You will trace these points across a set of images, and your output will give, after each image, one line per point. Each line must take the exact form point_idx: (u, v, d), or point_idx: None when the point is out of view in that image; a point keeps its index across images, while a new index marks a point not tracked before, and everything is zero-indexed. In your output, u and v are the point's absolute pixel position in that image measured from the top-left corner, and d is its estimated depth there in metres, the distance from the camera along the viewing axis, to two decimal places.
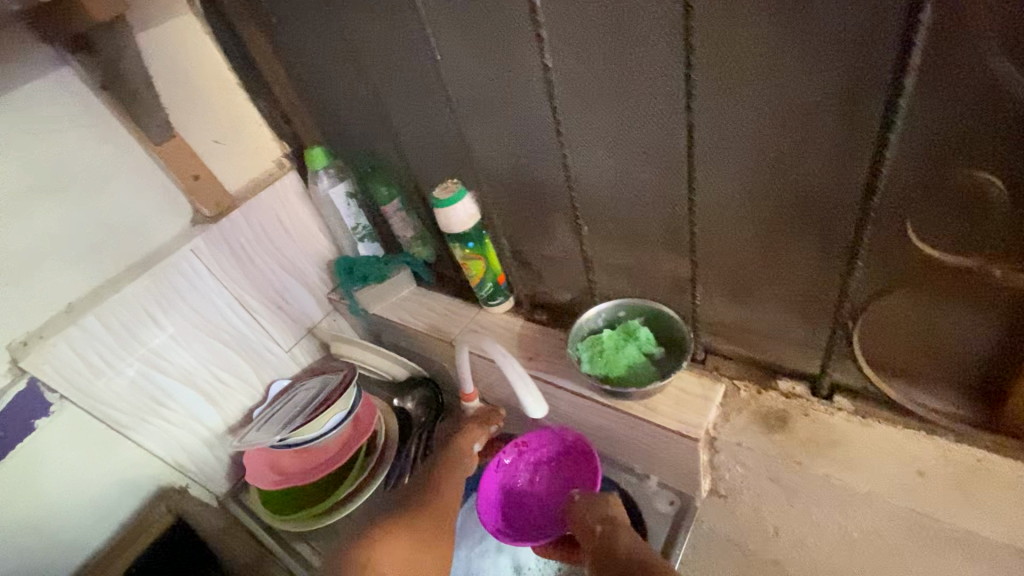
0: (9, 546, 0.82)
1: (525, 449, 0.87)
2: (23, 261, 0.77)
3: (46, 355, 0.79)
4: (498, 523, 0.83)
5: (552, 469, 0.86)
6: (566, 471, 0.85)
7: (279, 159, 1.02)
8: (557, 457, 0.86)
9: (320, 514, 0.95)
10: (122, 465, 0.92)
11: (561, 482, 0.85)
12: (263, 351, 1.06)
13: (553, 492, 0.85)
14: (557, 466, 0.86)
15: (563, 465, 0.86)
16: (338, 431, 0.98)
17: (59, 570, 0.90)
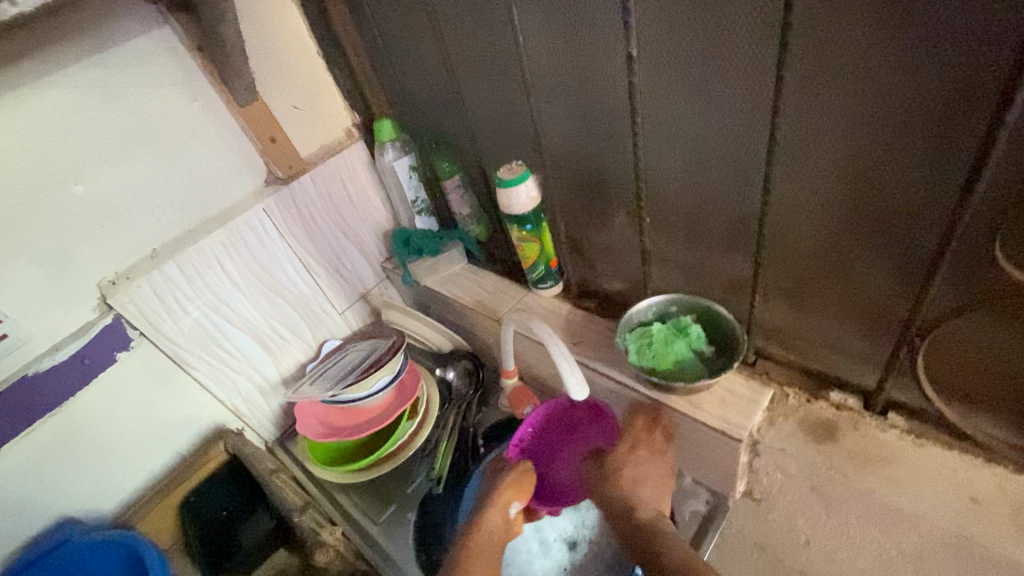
0: (84, 465, 0.91)
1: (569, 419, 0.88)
2: (117, 206, 0.83)
3: (131, 295, 0.86)
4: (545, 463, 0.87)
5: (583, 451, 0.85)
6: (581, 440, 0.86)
7: (349, 129, 1.06)
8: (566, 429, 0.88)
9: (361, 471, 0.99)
10: (186, 403, 0.99)
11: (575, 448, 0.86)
12: (319, 311, 1.12)
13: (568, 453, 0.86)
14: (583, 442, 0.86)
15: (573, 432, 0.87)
16: (383, 394, 1.03)
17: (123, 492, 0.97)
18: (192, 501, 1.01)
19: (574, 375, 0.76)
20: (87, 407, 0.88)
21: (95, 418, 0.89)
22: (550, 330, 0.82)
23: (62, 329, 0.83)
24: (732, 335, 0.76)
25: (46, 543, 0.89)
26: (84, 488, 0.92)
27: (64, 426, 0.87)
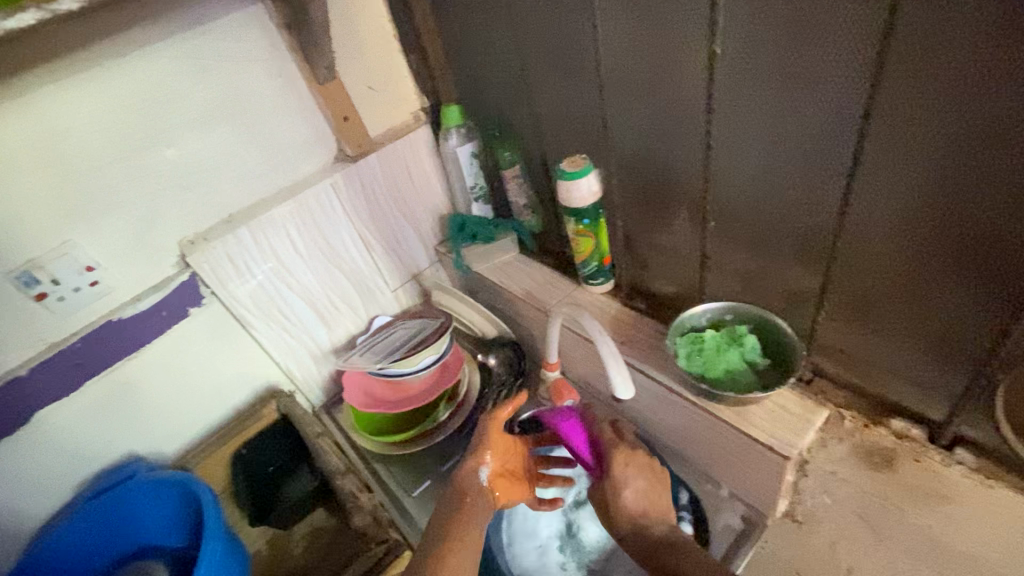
0: (151, 408, 0.98)
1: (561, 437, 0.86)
2: (200, 171, 0.89)
3: (207, 255, 0.92)
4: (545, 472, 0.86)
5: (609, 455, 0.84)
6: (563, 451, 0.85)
7: (416, 113, 1.09)
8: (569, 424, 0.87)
9: (401, 443, 1.03)
10: (244, 361, 1.05)
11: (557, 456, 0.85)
12: (373, 287, 1.16)
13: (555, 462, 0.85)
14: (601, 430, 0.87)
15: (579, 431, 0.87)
16: (427, 372, 1.07)
17: (182, 439, 1.05)
18: (242, 453, 1.07)
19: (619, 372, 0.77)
20: (159, 355, 0.95)
21: (165, 366, 0.96)
22: (599, 326, 0.81)
23: (144, 281, 0.89)
24: (789, 349, 0.73)
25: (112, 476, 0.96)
26: (149, 430, 1.00)
27: (138, 371, 0.94)
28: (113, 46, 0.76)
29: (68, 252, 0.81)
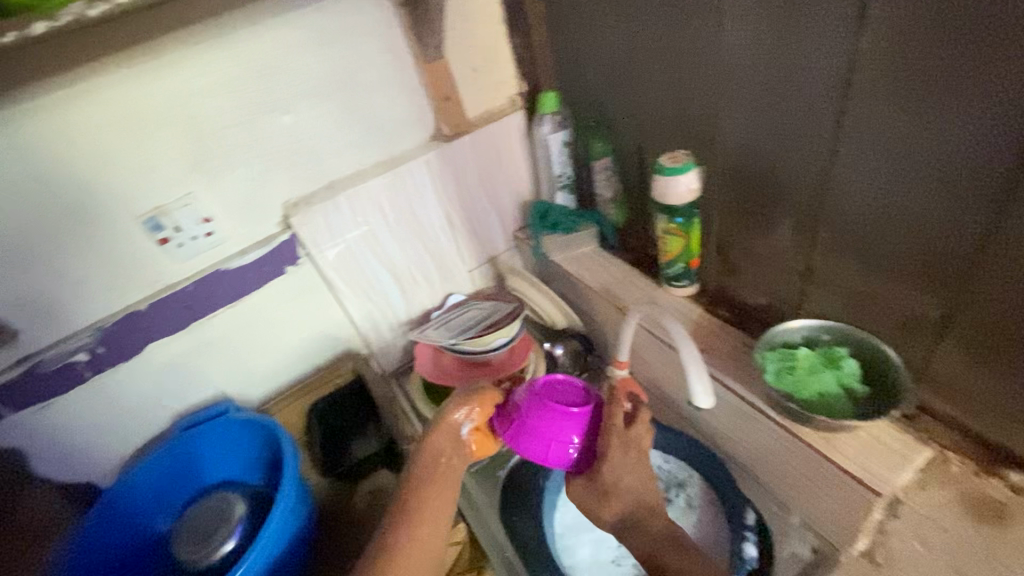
0: (241, 355, 1.04)
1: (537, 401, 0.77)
2: (310, 138, 0.94)
3: (308, 217, 0.97)
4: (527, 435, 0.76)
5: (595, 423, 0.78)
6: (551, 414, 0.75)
7: (513, 97, 1.10)
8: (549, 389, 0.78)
9: None
10: (327, 321, 1.11)
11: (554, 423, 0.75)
12: (452, 264, 1.19)
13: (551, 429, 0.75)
14: (590, 395, 0.79)
15: (564, 396, 0.78)
16: (496, 353, 1.08)
17: (265, 388, 1.11)
18: (318, 409, 1.11)
19: (700, 380, 0.75)
20: (253, 306, 1.01)
21: (259, 318, 1.03)
22: (684, 332, 0.77)
23: (251, 236, 0.95)
24: (895, 378, 0.69)
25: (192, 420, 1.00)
26: (235, 375, 1.06)
27: (233, 319, 1.00)
28: (249, 13, 0.81)
29: (190, 202, 0.88)
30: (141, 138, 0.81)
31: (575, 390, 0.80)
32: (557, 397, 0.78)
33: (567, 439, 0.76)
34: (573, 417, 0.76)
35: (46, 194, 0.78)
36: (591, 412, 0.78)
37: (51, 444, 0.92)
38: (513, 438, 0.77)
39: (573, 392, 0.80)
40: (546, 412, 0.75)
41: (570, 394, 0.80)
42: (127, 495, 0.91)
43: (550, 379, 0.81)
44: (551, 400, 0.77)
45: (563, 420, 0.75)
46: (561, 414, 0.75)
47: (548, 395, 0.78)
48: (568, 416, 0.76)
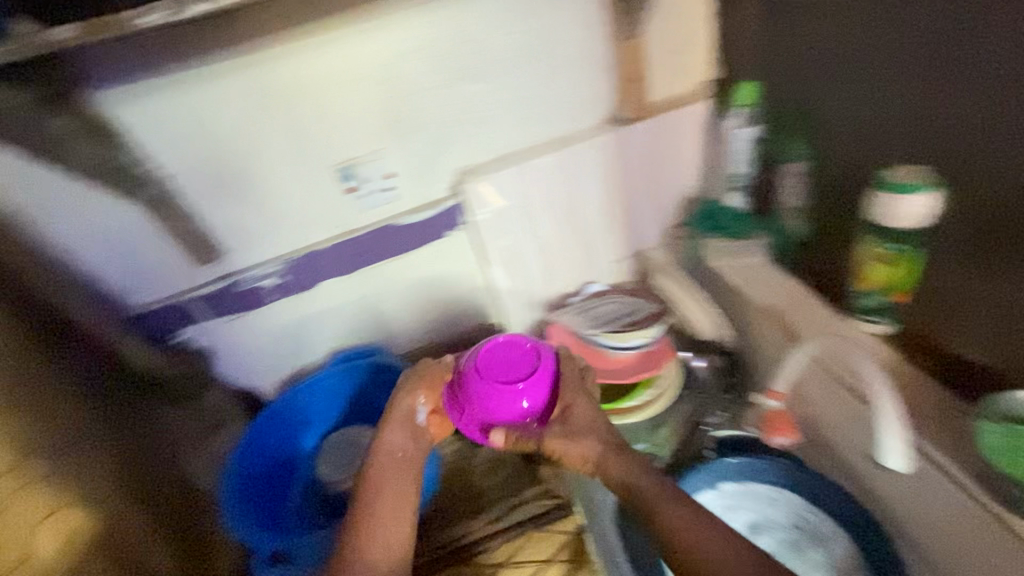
0: (393, 307, 1.10)
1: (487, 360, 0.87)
2: (493, 109, 0.95)
3: (476, 188, 1.00)
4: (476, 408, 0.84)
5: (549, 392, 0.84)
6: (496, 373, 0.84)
7: (700, 86, 1.04)
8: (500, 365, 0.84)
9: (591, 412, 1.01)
10: (470, 290, 1.14)
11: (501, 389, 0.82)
12: (599, 252, 1.16)
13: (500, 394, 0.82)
14: (541, 359, 0.86)
15: (515, 369, 0.84)
16: (632, 353, 1.04)
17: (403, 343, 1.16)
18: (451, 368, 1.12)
19: (895, 441, 0.75)
20: (413, 263, 1.06)
21: (414, 275, 1.08)
22: (884, 380, 0.77)
23: (422, 197, 1.00)
24: None
25: (346, 356, 1.06)
26: (383, 324, 1.11)
27: (394, 271, 1.06)
28: None
29: (377, 159, 0.94)
30: (348, 93, 0.87)
31: (531, 360, 0.85)
32: (501, 369, 0.84)
33: (512, 406, 0.82)
34: (512, 386, 0.82)
35: (268, 134, 0.87)
36: (541, 380, 0.84)
37: (235, 354, 1.02)
38: (468, 420, 0.85)
39: (536, 369, 0.84)
40: (493, 381, 0.83)
41: (517, 359, 0.86)
42: (292, 406, 1.03)
43: (492, 345, 0.87)
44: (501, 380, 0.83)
45: (502, 388, 0.82)
46: (506, 385, 0.83)
47: (502, 370, 0.84)
48: (511, 387, 0.82)
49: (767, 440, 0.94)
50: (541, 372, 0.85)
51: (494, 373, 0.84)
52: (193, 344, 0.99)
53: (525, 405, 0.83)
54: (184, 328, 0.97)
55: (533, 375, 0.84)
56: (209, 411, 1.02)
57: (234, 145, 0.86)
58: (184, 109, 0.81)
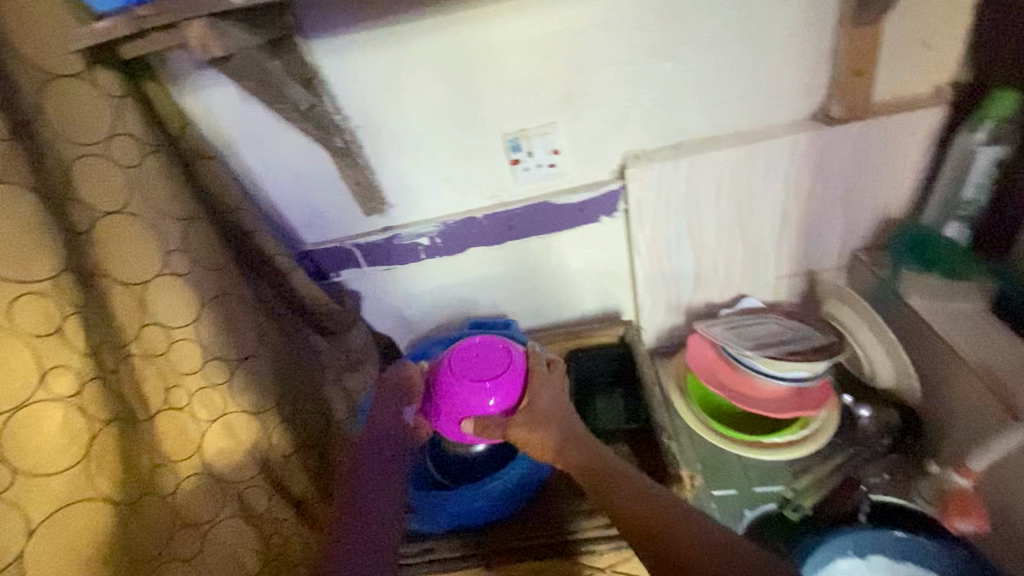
0: (530, 282, 1.10)
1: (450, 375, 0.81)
2: (681, 91, 0.87)
3: (646, 174, 0.92)
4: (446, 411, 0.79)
5: (518, 387, 0.77)
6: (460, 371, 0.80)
7: (938, 87, 0.87)
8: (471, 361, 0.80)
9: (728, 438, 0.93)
10: (610, 279, 1.09)
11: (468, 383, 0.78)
12: (761, 263, 1.04)
13: (469, 392, 0.77)
14: (513, 363, 0.79)
15: (485, 367, 0.79)
16: (785, 384, 0.91)
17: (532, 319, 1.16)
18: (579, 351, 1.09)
19: None
20: (558, 243, 1.04)
21: (557, 254, 1.05)
22: None
23: (584, 177, 0.96)
24: None
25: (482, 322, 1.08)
26: (517, 297, 1.12)
27: (539, 248, 1.04)
28: None
29: (548, 132, 0.90)
30: (534, 61, 0.83)
31: (502, 359, 0.80)
32: (475, 368, 0.78)
33: (483, 403, 0.76)
34: (484, 381, 0.78)
35: (449, 96, 0.86)
36: (511, 380, 0.78)
37: (380, 302, 1.12)
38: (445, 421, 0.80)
39: (501, 368, 0.79)
40: (466, 377, 0.78)
41: (494, 364, 0.80)
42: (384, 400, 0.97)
43: (470, 343, 0.83)
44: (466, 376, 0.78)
45: (475, 385, 0.77)
46: (477, 380, 0.78)
47: (476, 369, 0.78)
48: (482, 385, 0.77)
49: (947, 524, 0.80)
50: (510, 373, 0.78)
51: (468, 370, 0.79)
52: (348, 286, 1.09)
53: (492, 399, 0.77)
54: (343, 270, 1.06)
55: (503, 373, 0.78)
56: (353, 351, 1.07)
57: (417, 104, 0.87)
58: (379, 64, 0.83)
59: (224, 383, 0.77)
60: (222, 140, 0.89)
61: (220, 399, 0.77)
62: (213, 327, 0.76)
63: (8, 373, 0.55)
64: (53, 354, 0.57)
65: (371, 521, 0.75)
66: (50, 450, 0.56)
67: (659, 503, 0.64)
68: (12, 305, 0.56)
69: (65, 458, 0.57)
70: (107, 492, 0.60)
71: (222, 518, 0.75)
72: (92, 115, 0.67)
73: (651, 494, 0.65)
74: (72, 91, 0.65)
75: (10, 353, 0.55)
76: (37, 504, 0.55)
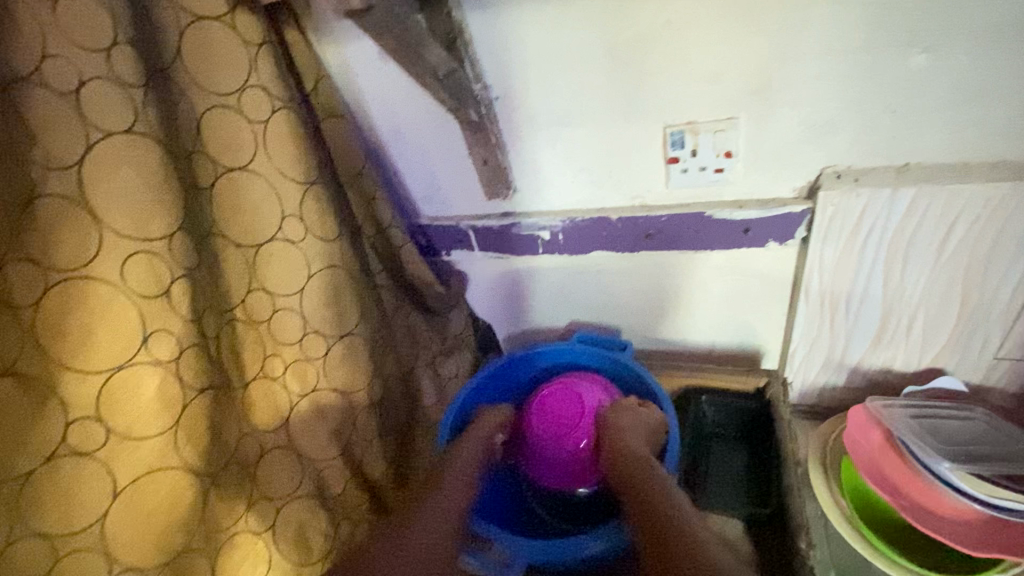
0: (656, 300, 0.94)
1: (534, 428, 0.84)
2: (927, 98, 0.64)
3: (844, 201, 0.71)
4: (558, 469, 0.83)
5: (582, 414, 0.82)
6: (548, 423, 0.83)
7: None
8: (551, 413, 0.83)
9: (861, 536, 0.72)
10: (756, 315, 0.90)
11: (567, 432, 0.82)
12: (977, 336, 0.79)
13: (569, 439, 0.82)
14: (584, 403, 0.83)
15: (564, 414, 0.83)
16: (971, 505, 0.68)
17: (649, 341, 1.01)
18: (709, 397, 0.94)
19: None
20: (701, 263, 0.86)
21: (696, 276, 0.88)
22: None
23: (758, 190, 0.76)
24: None
25: (599, 342, 0.94)
26: (637, 314, 0.97)
27: (675, 264, 0.88)
28: None
29: (726, 130, 0.72)
30: (731, 39, 0.65)
31: (575, 404, 0.83)
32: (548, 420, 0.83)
33: (577, 452, 0.82)
34: (566, 432, 0.82)
35: (609, 73, 0.71)
36: (588, 417, 0.82)
37: (486, 290, 1.04)
38: (561, 476, 0.83)
39: (566, 408, 0.83)
40: (547, 431, 0.83)
41: (564, 415, 0.83)
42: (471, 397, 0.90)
43: (546, 393, 0.85)
44: (547, 416, 0.84)
45: (571, 433, 0.82)
46: (556, 429, 0.83)
47: (549, 418, 0.83)
48: (573, 433, 0.82)
49: None
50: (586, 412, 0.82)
51: (547, 424, 0.83)
52: (456, 267, 1.02)
53: (586, 445, 0.82)
54: (454, 250, 0.98)
55: (580, 415, 0.82)
56: (450, 335, 0.99)
57: (569, 79, 0.73)
58: (534, 27, 0.69)
59: (319, 359, 0.74)
60: (353, 98, 0.82)
61: (313, 373, 0.74)
62: (317, 299, 0.72)
63: (115, 333, 0.53)
64: (157, 319, 0.56)
65: (455, 497, 0.71)
66: (144, 415, 0.55)
67: (659, 489, 0.62)
68: (124, 264, 0.53)
69: (158, 424, 0.56)
70: (189, 462, 0.60)
71: (299, 494, 0.73)
72: (229, 63, 0.62)
73: (656, 483, 0.64)
74: (212, 37, 0.61)
75: (118, 313, 0.53)
76: (123, 469, 0.55)
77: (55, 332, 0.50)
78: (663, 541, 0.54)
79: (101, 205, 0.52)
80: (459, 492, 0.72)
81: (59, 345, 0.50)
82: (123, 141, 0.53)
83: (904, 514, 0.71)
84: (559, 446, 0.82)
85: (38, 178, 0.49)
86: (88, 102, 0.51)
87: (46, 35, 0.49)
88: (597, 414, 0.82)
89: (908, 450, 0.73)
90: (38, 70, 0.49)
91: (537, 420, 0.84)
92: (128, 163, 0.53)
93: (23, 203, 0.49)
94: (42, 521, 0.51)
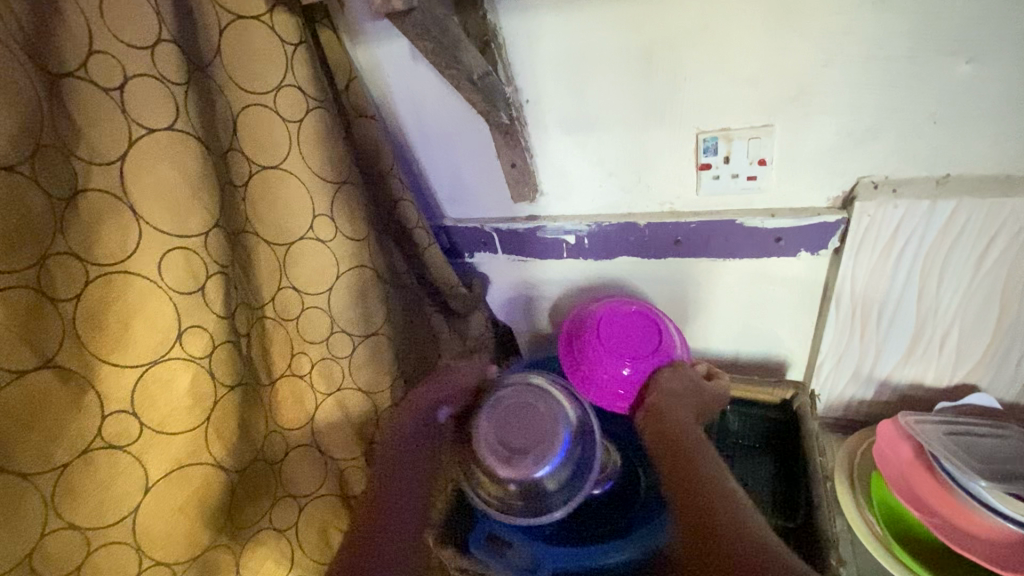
0: (681, 307, 0.93)
1: (592, 327, 0.79)
2: (971, 109, 0.62)
3: (881, 212, 0.70)
4: (585, 372, 0.79)
5: (652, 356, 0.76)
6: (613, 333, 0.78)
7: None
8: (619, 326, 0.78)
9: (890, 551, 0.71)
10: (783, 325, 0.89)
11: (623, 355, 0.76)
12: (1014, 353, 0.77)
13: (620, 361, 0.76)
14: (659, 344, 0.76)
15: (630, 335, 0.77)
16: (1002, 521, 0.66)
17: None
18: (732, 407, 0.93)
19: None
20: (729, 272, 0.85)
21: (723, 284, 0.87)
22: None
23: (791, 199, 0.75)
24: None
25: None
26: None
27: (703, 272, 0.87)
28: None
29: (761, 137, 0.71)
30: (770, 45, 0.64)
31: (651, 340, 0.77)
32: (618, 330, 0.78)
33: (619, 377, 0.76)
34: (625, 355, 0.76)
35: (644, 76, 0.70)
36: (653, 359, 0.76)
37: (508, 291, 1.03)
38: (582, 380, 0.79)
39: (639, 336, 0.77)
40: (608, 342, 0.77)
41: (636, 340, 0.77)
42: None
43: (622, 307, 0.80)
44: (615, 333, 0.77)
45: (621, 358, 0.76)
46: (619, 347, 0.77)
47: (618, 332, 0.77)
48: (624, 357, 0.76)
49: None
50: (650, 352, 0.76)
51: (612, 334, 0.78)
52: (479, 268, 1.01)
53: (631, 380, 0.75)
54: (477, 252, 0.98)
55: (643, 347, 0.76)
56: (470, 339, 0.98)
57: (602, 83, 0.73)
58: (569, 30, 0.69)
59: (345, 358, 0.74)
60: (384, 97, 0.83)
61: (339, 372, 0.74)
62: (345, 297, 0.72)
63: (151, 327, 0.53)
64: (192, 314, 0.56)
65: (411, 499, 0.72)
66: (177, 410, 0.56)
67: (712, 475, 0.60)
68: (161, 260, 0.54)
69: (190, 419, 0.57)
70: (219, 458, 0.60)
71: (321, 493, 0.73)
72: (266, 61, 0.63)
73: (703, 466, 0.61)
74: (251, 35, 0.61)
75: (155, 308, 0.53)
76: (155, 463, 0.55)
77: (92, 326, 0.51)
78: (715, 530, 0.52)
79: (141, 202, 0.52)
80: (404, 485, 0.72)
81: (96, 338, 0.51)
82: (164, 137, 0.53)
83: (932, 527, 0.69)
84: (606, 359, 0.77)
85: (82, 172, 0.50)
86: (132, 99, 0.51)
87: (92, 30, 0.49)
88: (667, 365, 0.75)
89: (937, 464, 0.72)
90: (85, 66, 0.49)
91: (600, 322, 0.79)
92: (168, 159, 0.53)
93: (68, 197, 0.49)
94: (74, 514, 0.51)
